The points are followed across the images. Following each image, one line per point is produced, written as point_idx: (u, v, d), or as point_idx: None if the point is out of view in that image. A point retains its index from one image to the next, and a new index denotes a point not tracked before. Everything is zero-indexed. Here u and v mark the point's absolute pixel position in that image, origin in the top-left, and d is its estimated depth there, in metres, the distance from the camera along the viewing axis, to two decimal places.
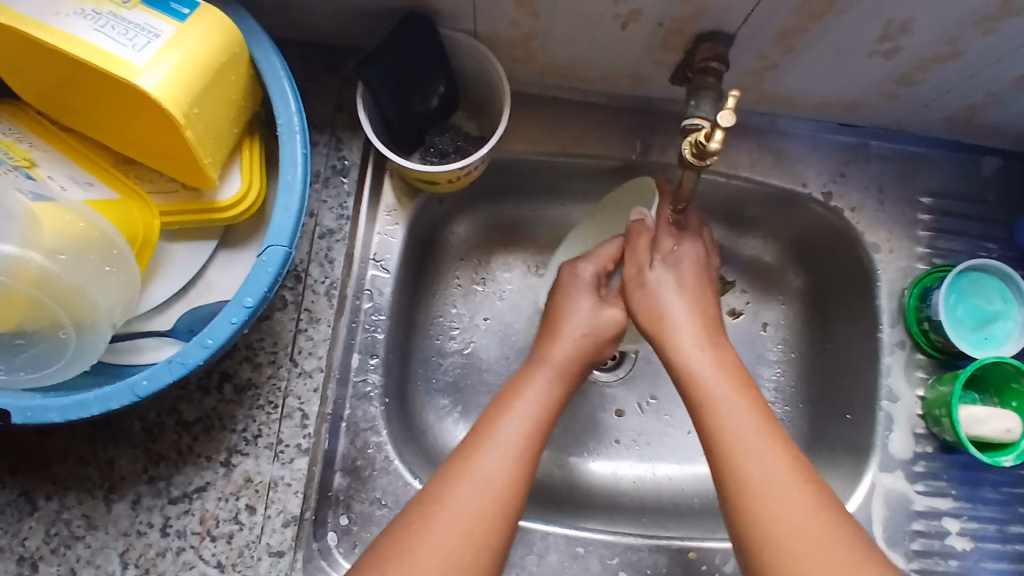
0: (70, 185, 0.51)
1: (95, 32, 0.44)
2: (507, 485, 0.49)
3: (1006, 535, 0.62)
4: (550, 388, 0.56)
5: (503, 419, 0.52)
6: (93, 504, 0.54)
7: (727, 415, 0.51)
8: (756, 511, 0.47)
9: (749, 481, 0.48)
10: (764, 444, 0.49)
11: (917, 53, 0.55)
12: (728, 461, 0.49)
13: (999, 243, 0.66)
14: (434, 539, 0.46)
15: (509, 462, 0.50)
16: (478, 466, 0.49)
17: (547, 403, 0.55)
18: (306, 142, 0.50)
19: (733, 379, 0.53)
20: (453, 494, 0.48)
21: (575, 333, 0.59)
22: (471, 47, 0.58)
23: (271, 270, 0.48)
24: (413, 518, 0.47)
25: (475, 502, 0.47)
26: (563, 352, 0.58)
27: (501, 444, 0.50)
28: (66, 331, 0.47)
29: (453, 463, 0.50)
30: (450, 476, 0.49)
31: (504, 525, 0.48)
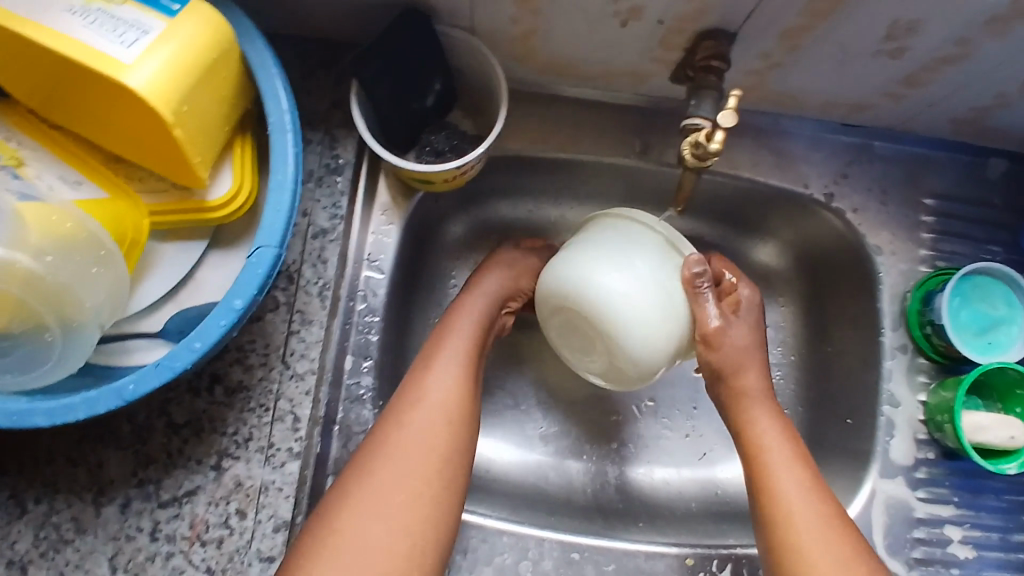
0: (59, 184, 0.50)
1: (84, 28, 0.43)
2: (434, 459, 0.53)
3: (1008, 543, 0.61)
4: (461, 357, 0.58)
5: (413, 406, 0.55)
6: (82, 507, 0.53)
7: (785, 481, 0.54)
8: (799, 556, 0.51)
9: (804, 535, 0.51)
10: (811, 496, 0.53)
11: (924, 53, 0.54)
12: (778, 501, 0.53)
13: (1003, 247, 0.65)
14: (370, 521, 0.49)
15: (421, 450, 0.53)
16: (389, 462, 0.52)
17: (464, 369, 0.58)
18: (298, 141, 0.49)
19: (782, 429, 0.57)
20: (381, 471, 0.51)
21: (468, 322, 0.61)
22: (468, 44, 0.57)
23: (261, 272, 0.47)
24: (346, 493, 0.51)
25: (410, 475, 0.52)
26: (466, 335, 0.60)
27: (413, 437, 0.53)
28: (52, 333, 0.46)
29: (365, 459, 0.52)
30: (363, 472, 0.51)
31: (440, 505, 0.52)
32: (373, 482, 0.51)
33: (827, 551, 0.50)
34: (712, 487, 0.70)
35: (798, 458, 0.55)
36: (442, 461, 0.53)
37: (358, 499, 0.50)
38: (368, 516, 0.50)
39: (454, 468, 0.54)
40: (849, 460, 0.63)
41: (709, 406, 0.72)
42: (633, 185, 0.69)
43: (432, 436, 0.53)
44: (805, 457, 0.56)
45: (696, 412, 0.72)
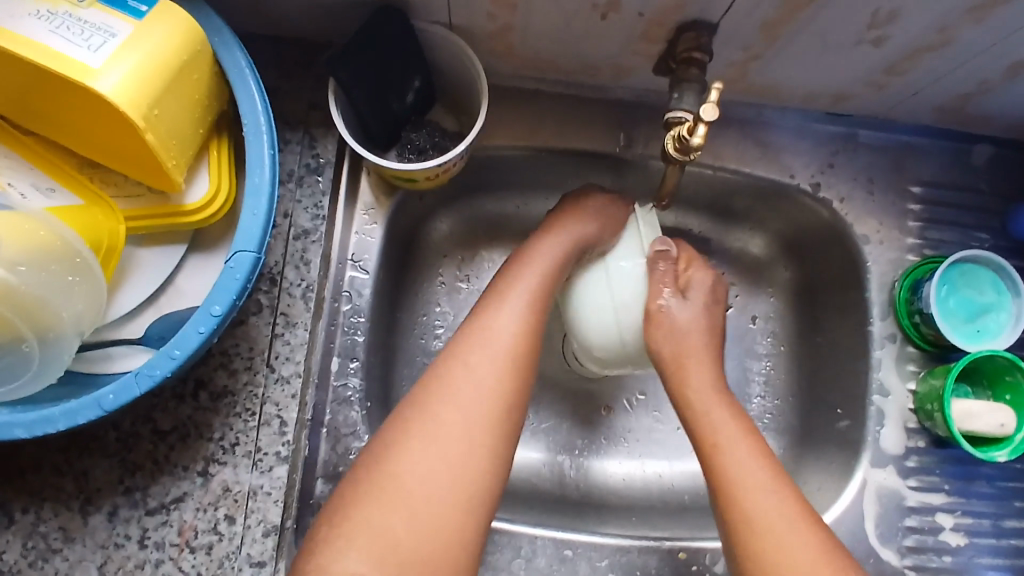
0: (32, 193, 0.49)
1: (50, 33, 0.42)
2: (496, 412, 0.49)
3: (1000, 529, 0.61)
4: (528, 306, 0.54)
5: (475, 340, 0.51)
6: (69, 516, 0.53)
7: (736, 459, 0.51)
8: (764, 539, 0.48)
9: (757, 507, 0.49)
10: (772, 485, 0.50)
11: (907, 41, 0.53)
12: (732, 487, 0.50)
13: (991, 233, 0.65)
14: (422, 463, 0.46)
15: (478, 392, 0.49)
16: (440, 408, 0.48)
17: (530, 318, 0.53)
18: (275, 143, 0.49)
19: (718, 396, 0.56)
20: (432, 406, 0.48)
21: (551, 261, 0.57)
22: (447, 40, 0.56)
23: (239, 276, 0.46)
24: (402, 432, 0.48)
25: (456, 415, 0.48)
26: (532, 279, 0.56)
27: (477, 385, 0.49)
28: (29, 344, 0.46)
29: (418, 395, 0.49)
30: (412, 419, 0.48)
31: (497, 460, 0.48)
32: (434, 431, 0.47)
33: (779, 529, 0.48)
34: (704, 479, 0.70)
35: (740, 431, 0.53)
36: (511, 407, 0.50)
37: (412, 443, 0.47)
38: (414, 472, 0.46)
39: (513, 410, 0.50)
40: (839, 450, 0.63)
41: None
42: (619, 179, 0.69)
43: (489, 378, 0.50)
44: (752, 439, 0.53)
45: None
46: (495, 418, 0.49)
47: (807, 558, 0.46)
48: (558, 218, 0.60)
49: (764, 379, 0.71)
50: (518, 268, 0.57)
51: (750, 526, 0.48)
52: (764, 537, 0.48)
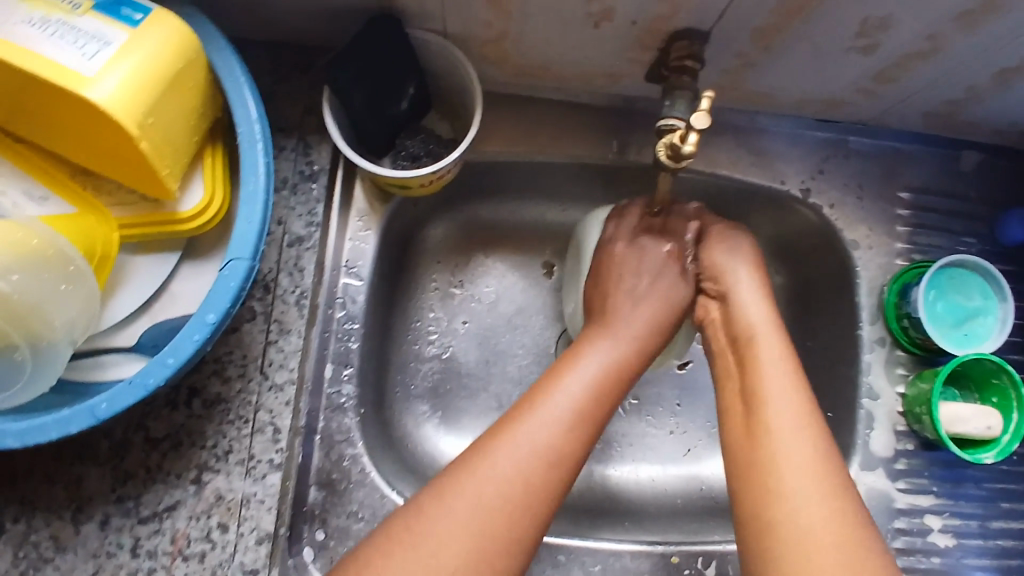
0: (24, 201, 0.49)
1: (43, 40, 0.42)
2: (555, 454, 0.46)
3: (987, 530, 0.62)
4: (620, 353, 0.53)
5: (540, 404, 0.48)
6: (60, 525, 0.52)
7: (781, 444, 0.46)
8: (773, 480, 0.45)
9: (799, 513, 0.43)
10: (811, 464, 0.45)
11: (895, 49, 0.54)
12: (775, 475, 0.45)
13: (978, 238, 0.66)
14: (450, 520, 0.42)
15: (538, 454, 0.45)
16: (501, 460, 0.44)
17: (614, 372, 0.52)
18: (269, 151, 0.49)
19: (796, 381, 0.50)
20: (484, 463, 0.44)
21: (642, 320, 0.56)
22: (442, 48, 0.57)
23: (234, 284, 0.46)
24: (437, 489, 0.44)
25: (512, 476, 0.44)
26: (640, 332, 0.55)
27: (526, 441, 0.45)
28: (22, 353, 0.46)
29: (465, 460, 0.45)
30: (461, 470, 0.44)
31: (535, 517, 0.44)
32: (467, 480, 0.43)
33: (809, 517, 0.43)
34: (697, 483, 0.71)
35: (807, 429, 0.47)
36: (564, 468, 0.46)
37: (452, 496, 0.43)
38: (448, 516, 0.42)
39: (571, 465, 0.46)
40: None
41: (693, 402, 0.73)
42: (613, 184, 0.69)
43: (552, 438, 0.46)
44: (820, 431, 0.47)
45: (679, 408, 0.73)
46: (540, 475, 0.44)
47: (813, 521, 0.43)
48: (645, 234, 0.61)
49: None
50: (618, 304, 0.57)
51: (777, 525, 0.43)
52: (808, 558, 0.41)
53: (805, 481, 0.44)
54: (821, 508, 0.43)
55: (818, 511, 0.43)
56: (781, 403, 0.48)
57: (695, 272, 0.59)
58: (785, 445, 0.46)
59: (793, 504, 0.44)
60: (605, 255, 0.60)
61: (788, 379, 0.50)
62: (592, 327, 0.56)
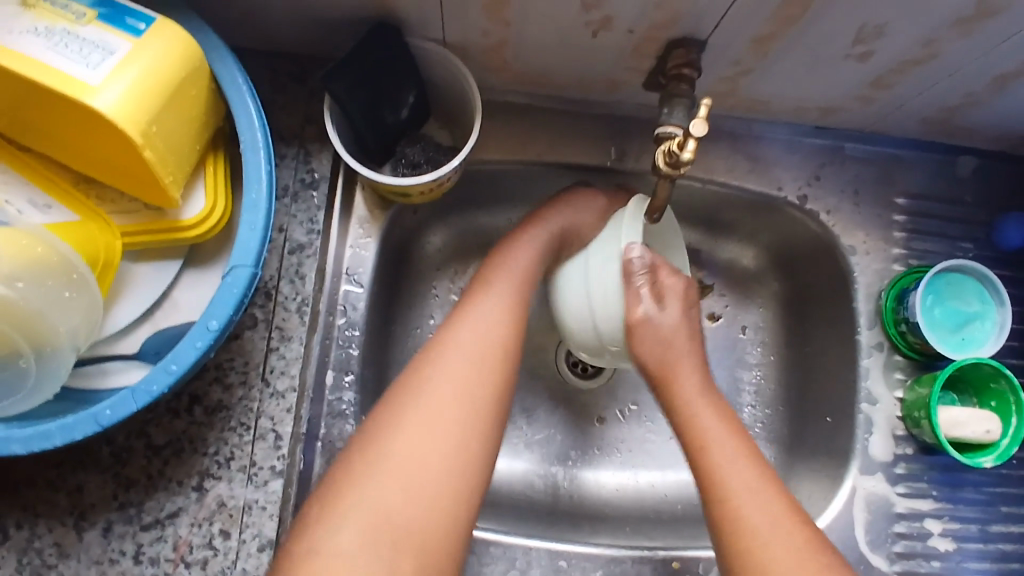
0: (29, 209, 0.49)
1: (49, 50, 0.43)
2: (479, 386, 0.51)
3: (987, 534, 0.62)
4: (515, 297, 0.57)
5: (457, 327, 0.54)
6: (64, 531, 0.52)
7: (688, 386, 0.56)
8: (696, 441, 0.54)
9: (717, 455, 0.53)
10: (743, 457, 0.52)
11: (892, 56, 0.55)
12: (691, 420, 0.55)
13: (975, 244, 0.67)
14: (403, 465, 0.47)
15: (454, 397, 0.50)
16: (425, 401, 0.49)
17: (503, 328, 0.54)
18: (271, 158, 0.49)
19: (705, 394, 0.56)
20: (414, 410, 0.49)
21: (517, 267, 0.59)
22: (442, 57, 0.57)
23: (235, 291, 0.47)
24: (368, 450, 0.48)
25: (441, 421, 0.49)
26: (521, 266, 0.59)
27: (445, 380, 0.50)
28: (27, 359, 0.46)
29: (395, 394, 0.50)
30: (393, 410, 0.49)
31: (478, 436, 0.50)
32: (403, 423, 0.48)
33: (751, 476, 0.51)
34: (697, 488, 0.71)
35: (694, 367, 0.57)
36: (470, 406, 0.50)
37: (400, 436, 0.48)
38: (397, 458, 0.47)
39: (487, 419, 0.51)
40: (830, 458, 0.64)
41: None
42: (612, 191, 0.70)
43: (471, 370, 0.51)
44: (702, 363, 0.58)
45: None
46: (475, 414, 0.50)
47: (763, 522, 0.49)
48: (539, 210, 0.63)
49: (754, 389, 0.72)
50: (495, 275, 0.58)
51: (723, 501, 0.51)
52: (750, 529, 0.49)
53: (714, 423, 0.54)
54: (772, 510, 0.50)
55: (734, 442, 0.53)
56: (681, 338, 0.56)
57: (653, 316, 0.54)
58: (688, 383, 0.56)
59: (727, 465, 0.52)
60: (511, 236, 0.62)
61: (694, 323, 0.58)
62: (488, 261, 0.61)
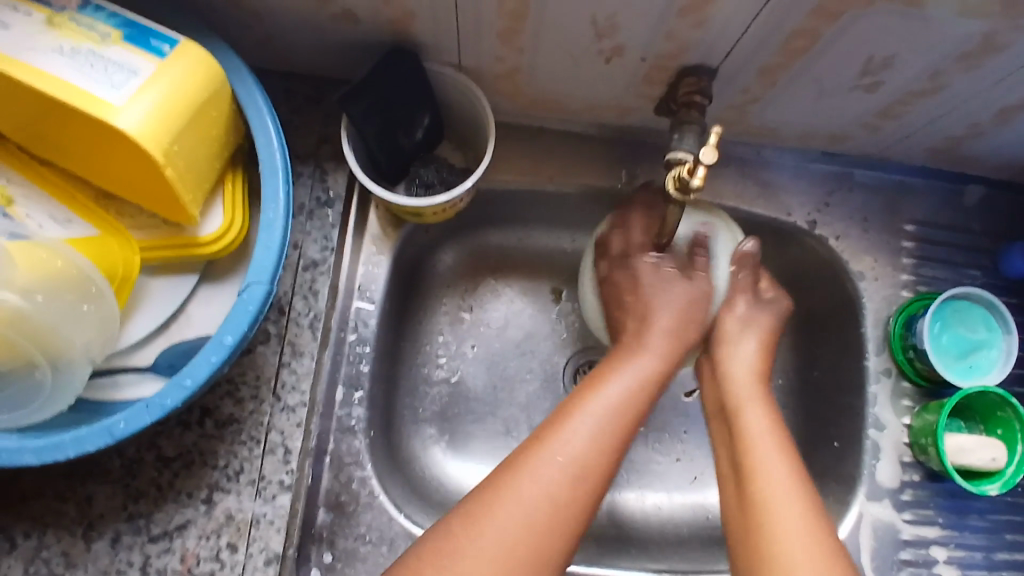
0: (48, 223, 0.50)
1: (74, 70, 0.44)
2: (589, 475, 0.47)
3: (994, 563, 0.62)
4: (635, 387, 0.52)
5: (581, 414, 0.50)
6: (72, 541, 0.53)
7: (762, 456, 0.52)
8: (761, 507, 0.49)
9: (778, 525, 0.47)
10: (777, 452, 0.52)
11: (899, 87, 0.56)
12: (757, 489, 0.50)
13: (982, 271, 0.67)
14: (471, 570, 0.43)
15: (545, 508, 0.45)
16: (502, 516, 0.44)
17: (643, 386, 0.53)
18: (288, 178, 0.50)
19: (758, 391, 0.57)
20: (488, 519, 0.44)
21: (648, 368, 0.54)
22: (457, 81, 0.58)
23: (251, 308, 0.47)
24: (442, 545, 0.44)
25: (514, 531, 0.44)
26: (661, 343, 0.56)
27: (535, 488, 0.46)
28: (42, 371, 0.47)
29: (524, 458, 0.47)
30: (501, 489, 0.46)
31: (562, 541, 0.45)
32: (469, 538, 0.44)
33: (799, 548, 0.46)
34: (703, 511, 0.71)
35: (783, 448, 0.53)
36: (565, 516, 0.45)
37: (463, 561, 0.43)
38: (469, 569, 0.43)
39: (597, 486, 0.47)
40: (836, 483, 0.64)
41: (699, 430, 0.73)
42: None
43: (567, 487, 0.46)
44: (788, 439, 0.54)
45: (686, 436, 0.73)
46: (564, 509, 0.46)
47: (790, 525, 0.47)
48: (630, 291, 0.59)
49: None
50: (613, 370, 0.54)
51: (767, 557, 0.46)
52: None
53: (775, 497, 0.49)
54: (794, 510, 0.48)
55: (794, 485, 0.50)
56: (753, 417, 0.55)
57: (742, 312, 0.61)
58: (770, 461, 0.51)
59: (785, 538, 0.47)
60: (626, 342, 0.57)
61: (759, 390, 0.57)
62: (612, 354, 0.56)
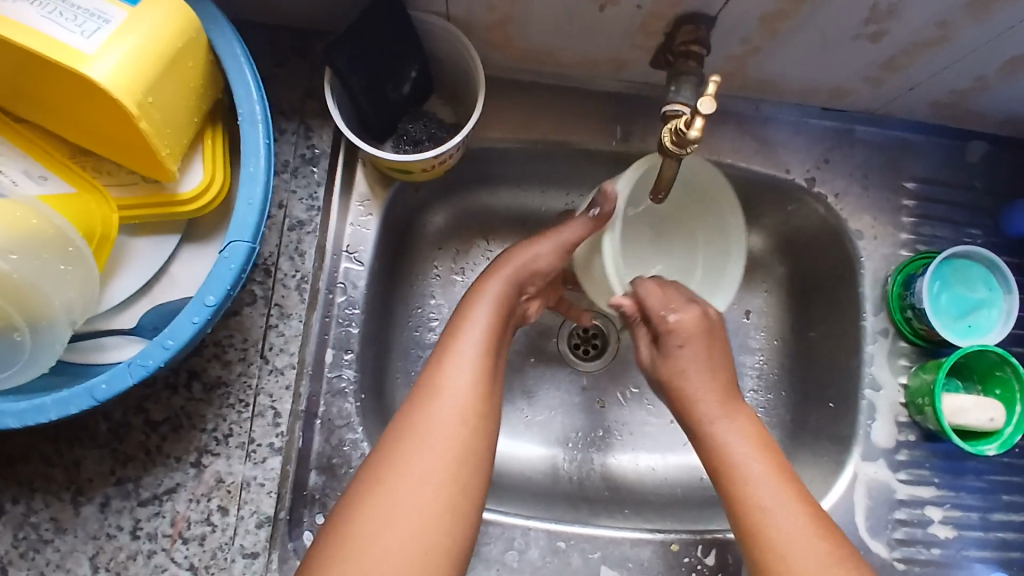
0: (24, 180, 0.48)
1: (41, 17, 0.42)
2: (461, 437, 0.49)
3: (987, 522, 0.62)
4: (484, 342, 0.53)
5: (434, 389, 0.50)
6: (60, 506, 0.52)
7: (755, 471, 0.50)
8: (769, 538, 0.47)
9: (791, 558, 0.46)
10: (774, 478, 0.49)
11: (905, 37, 0.54)
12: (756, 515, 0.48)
13: (983, 230, 0.66)
14: (383, 521, 0.45)
15: (438, 452, 0.47)
16: (408, 462, 0.47)
17: (483, 360, 0.52)
18: (270, 131, 0.48)
19: (722, 388, 0.54)
20: (392, 470, 0.46)
21: (478, 327, 0.54)
22: (445, 32, 0.56)
23: (233, 266, 0.46)
24: (359, 497, 0.46)
25: (421, 491, 0.46)
26: (486, 317, 0.55)
27: (433, 431, 0.48)
28: (21, 333, 0.46)
29: (406, 415, 0.49)
30: (400, 439, 0.48)
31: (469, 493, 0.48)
32: (378, 494, 0.46)
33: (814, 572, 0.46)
34: (697, 472, 0.70)
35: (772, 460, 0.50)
36: (461, 464, 0.48)
37: (373, 511, 0.45)
38: (387, 526, 0.45)
39: (481, 448, 0.49)
40: (831, 444, 0.64)
41: None
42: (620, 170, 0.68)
43: (451, 429, 0.48)
44: (774, 451, 0.51)
45: None
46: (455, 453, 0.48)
47: (808, 557, 0.46)
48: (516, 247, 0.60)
49: (757, 373, 0.71)
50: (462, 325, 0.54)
51: None
52: None
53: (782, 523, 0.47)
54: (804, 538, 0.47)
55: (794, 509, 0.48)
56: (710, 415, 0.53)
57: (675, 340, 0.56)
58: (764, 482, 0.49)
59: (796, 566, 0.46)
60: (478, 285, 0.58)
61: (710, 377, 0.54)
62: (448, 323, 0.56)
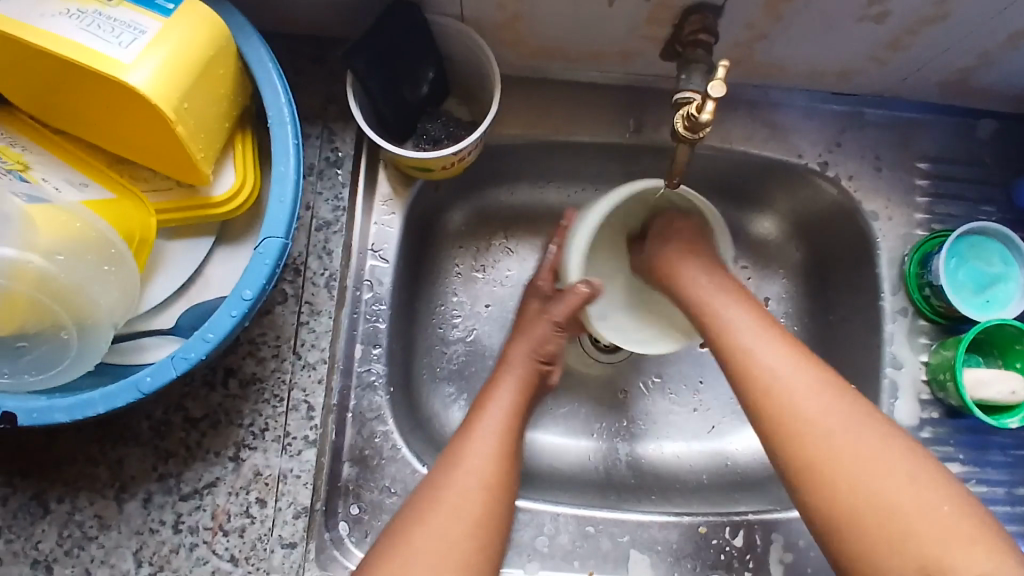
0: (65, 187, 0.51)
1: (80, 30, 0.44)
2: (496, 475, 0.52)
3: (1016, 497, 0.62)
4: (513, 399, 0.58)
5: (467, 441, 0.54)
6: (104, 504, 0.54)
7: (762, 352, 0.51)
8: (790, 411, 0.48)
9: (818, 428, 0.47)
10: (804, 368, 0.50)
11: (908, 16, 0.55)
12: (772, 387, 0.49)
13: (998, 206, 0.66)
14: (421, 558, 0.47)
15: (466, 497, 0.50)
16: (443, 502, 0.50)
17: (510, 415, 0.57)
18: (297, 133, 0.50)
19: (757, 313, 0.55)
20: (429, 513, 0.49)
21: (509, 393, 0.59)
22: (460, 33, 0.58)
23: (268, 262, 0.48)
24: (396, 537, 0.48)
25: (455, 525, 0.49)
26: (520, 369, 0.61)
27: (466, 473, 0.51)
28: (68, 332, 0.48)
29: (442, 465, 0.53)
30: (433, 489, 0.51)
31: (495, 527, 0.50)
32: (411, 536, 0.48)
33: (857, 439, 0.46)
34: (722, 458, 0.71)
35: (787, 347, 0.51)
36: (488, 505, 0.50)
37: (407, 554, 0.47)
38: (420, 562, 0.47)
39: (505, 487, 0.52)
40: None
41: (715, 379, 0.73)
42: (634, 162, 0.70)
43: (482, 471, 0.52)
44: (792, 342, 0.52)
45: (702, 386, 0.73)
46: (486, 494, 0.51)
47: (834, 429, 0.46)
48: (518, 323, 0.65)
49: None
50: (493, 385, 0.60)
51: (817, 461, 0.46)
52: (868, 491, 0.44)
53: (806, 396, 0.48)
54: (829, 408, 0.47)
55: (810, 380, 0.49)
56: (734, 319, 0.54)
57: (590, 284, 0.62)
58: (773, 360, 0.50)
59: (820, 432, 0.46)
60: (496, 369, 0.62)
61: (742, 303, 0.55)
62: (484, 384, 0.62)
